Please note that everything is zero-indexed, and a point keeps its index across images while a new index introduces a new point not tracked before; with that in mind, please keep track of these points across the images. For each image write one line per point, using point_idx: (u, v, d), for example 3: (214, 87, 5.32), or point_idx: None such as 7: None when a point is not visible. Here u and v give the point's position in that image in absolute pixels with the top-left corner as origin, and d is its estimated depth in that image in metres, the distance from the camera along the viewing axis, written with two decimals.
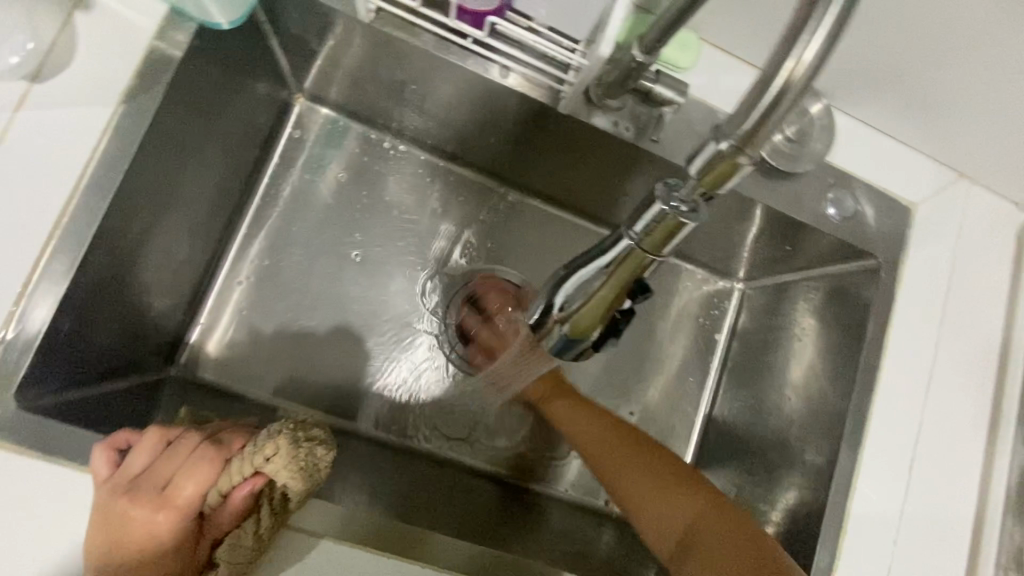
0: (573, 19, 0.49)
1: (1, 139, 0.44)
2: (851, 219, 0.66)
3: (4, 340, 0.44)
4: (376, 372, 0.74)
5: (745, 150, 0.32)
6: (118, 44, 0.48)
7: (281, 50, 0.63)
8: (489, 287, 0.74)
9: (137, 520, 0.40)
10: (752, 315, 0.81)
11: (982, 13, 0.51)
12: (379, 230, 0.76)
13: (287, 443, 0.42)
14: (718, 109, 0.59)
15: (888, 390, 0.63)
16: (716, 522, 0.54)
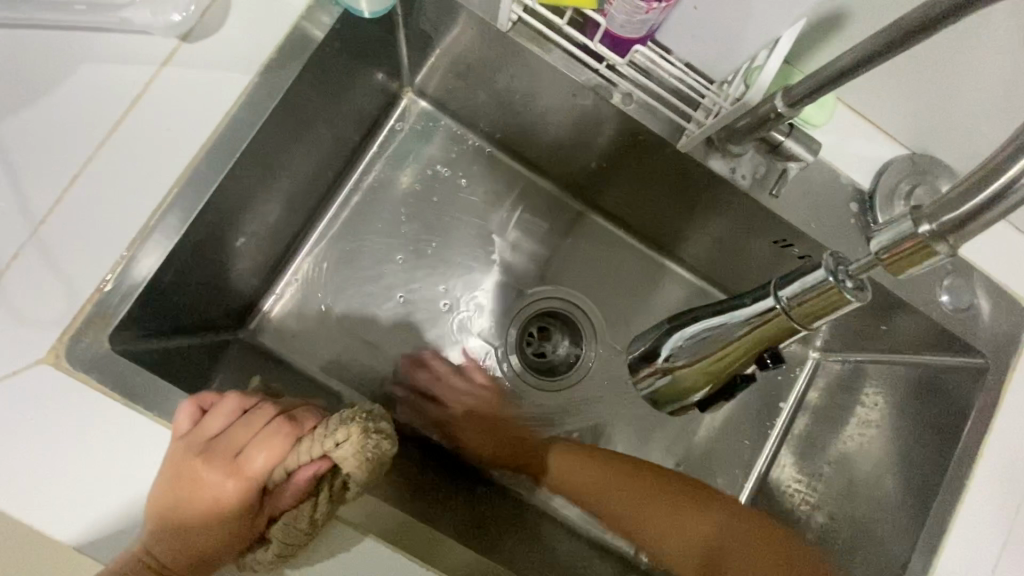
0: (716, 57, 0.48)
1: (144, 91, 0.46)
2: (964, 311, 0.61)
3: (108, 282, 0.45)
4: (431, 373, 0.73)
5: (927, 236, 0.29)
6: (267, 18, 0.49)
7: (405, 43, 0.64)
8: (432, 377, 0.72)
9: (209, 481, 0.41)
10: (825, 390, 0.76)
11: None
12: (459, 232, 0.76)
13: (358, 432, 0.40)
14: (842, 173, 0.56)
15: (979, 496, 0.57)
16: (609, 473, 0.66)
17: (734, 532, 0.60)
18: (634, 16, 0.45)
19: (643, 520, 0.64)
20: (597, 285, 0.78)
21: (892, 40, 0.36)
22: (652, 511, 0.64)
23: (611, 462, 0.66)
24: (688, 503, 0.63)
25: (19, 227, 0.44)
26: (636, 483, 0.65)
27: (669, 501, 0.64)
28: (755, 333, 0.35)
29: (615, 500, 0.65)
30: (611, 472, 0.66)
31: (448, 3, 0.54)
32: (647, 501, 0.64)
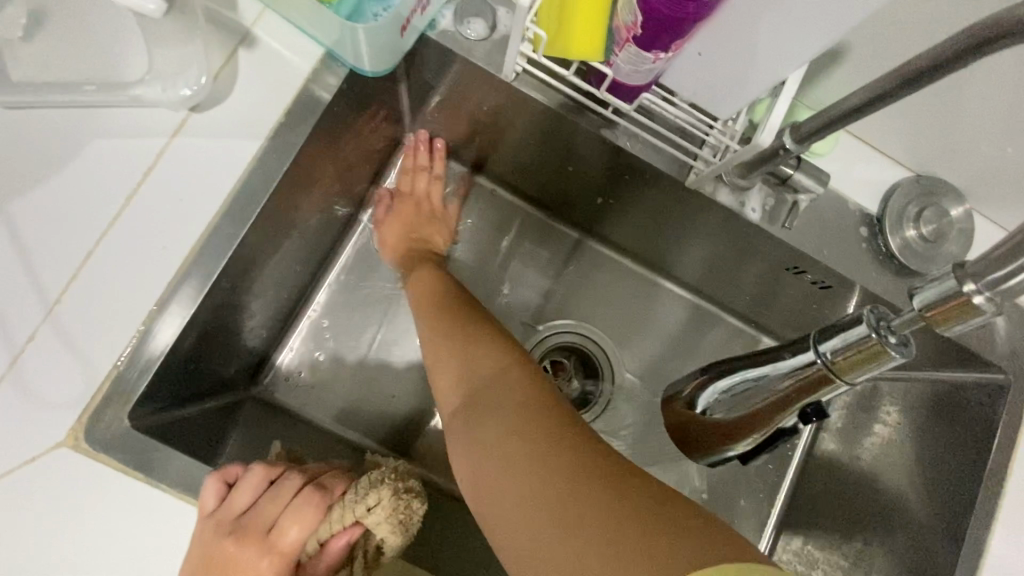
0: (720, 99, 0.48)
1: (155, 163, 0.46)
2: (981, 326, 0.61)
3: (124, 360, 0.44)
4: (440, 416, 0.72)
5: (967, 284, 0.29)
6: (275, 83, 0.49)
7: (407, 92, 0.64)
8: (422, 153, 0.72)
9: (241, 562, 0.39)
10: (844, 409, 0.75)
11: None
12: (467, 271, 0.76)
13: (389, 495, 0.40)
14: (850, 199, 0.57)
15: (1010, 517, 0.56)
16: (505, 390, 0.46)
17: (537, 414, 0.43)
18: (640, 65, 0.45)
19: (455, 378, 0.51)
20: (608, 317, 0.77)
21: (902, 83, 0.36)
22: (471, 360, 0.51)
23: (495, 329, 0.54)
24: (516, 372, 0.48)
25: (33, 308, 0.43)
26: (486, 341, 0.52)
27: (497, 358, 0.50)
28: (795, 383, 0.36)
29: (453, 348, 0.53)
30: (489, 334, 0.53)
31: (450, 57, 0.55)
32: (472, 351, 0.52)
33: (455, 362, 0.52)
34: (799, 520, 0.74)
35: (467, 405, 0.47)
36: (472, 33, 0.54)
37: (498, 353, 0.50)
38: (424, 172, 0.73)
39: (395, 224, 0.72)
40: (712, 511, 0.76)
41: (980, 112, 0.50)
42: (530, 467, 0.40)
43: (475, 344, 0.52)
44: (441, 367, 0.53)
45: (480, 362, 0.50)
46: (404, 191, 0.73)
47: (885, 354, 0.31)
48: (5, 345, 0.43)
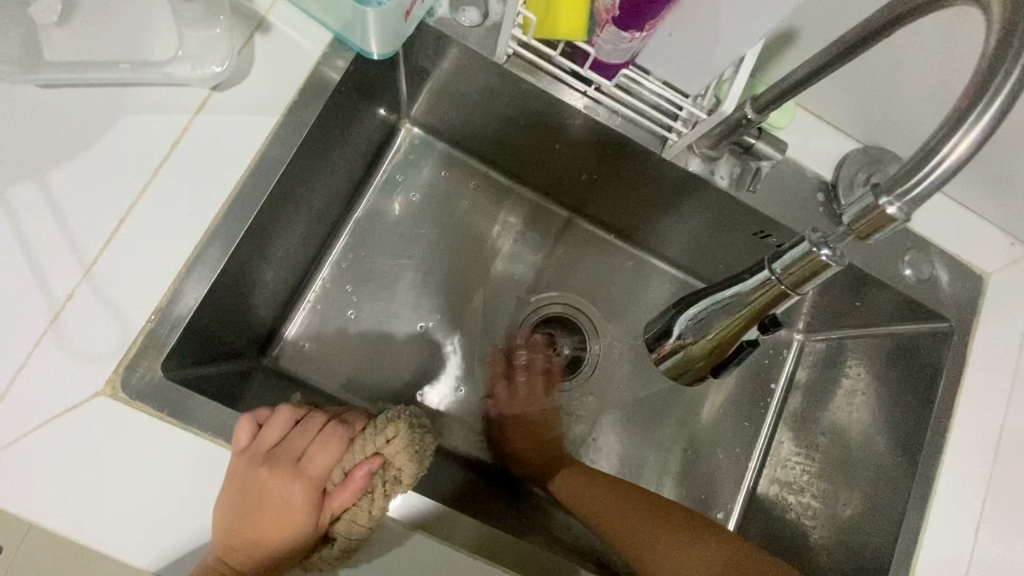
0: (690, 75, 0.55)
1: (181, 137, 0.50)
2: (927, 282, 0.68)
3: (158, 314, 0.48)
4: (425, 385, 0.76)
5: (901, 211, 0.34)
6: (289, 64, 0.54)
7: (405, 79, 0.69)
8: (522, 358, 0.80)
9: (275, 486, 0.47)
10: (811, 367, 0.83)
11: None
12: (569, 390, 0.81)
13: (405, 428, 0.47)
14: (807, 167, 0.63)
15: (957, 452, 0.64)
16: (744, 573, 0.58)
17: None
18: (618, 44, 0.51)
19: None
20: (595, 289, 0.83)
21: (839, 51, 0.42)
22: (691, 572, 0.60)
23: (686, 528, 0.63)
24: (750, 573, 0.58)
25: (72, 269, 0.47)
26: (680, 546, 0.62)
27: (709, 562, 0.60)
28: (758, 301, 0.41)
29: (648, 553, 0.63)
30: (685, 540, 0.62)
31: (446, 42, 0.60)
32: (701, 561, 0.60)
33: (676, 574, 0.61)
34: (773, 470, 0.81)
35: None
36: (466, 19, 0.59)
37: (688, 553, 0.61)
38: (522, 370, 0.79)
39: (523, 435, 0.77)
40: (695, 465, 0.82)
41: (914, 86, 0.57)
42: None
43: (654, 548, 0.63)
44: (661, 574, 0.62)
45: (671, 555, 0.62)
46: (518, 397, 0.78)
47: (826, 265, 0.37)
48: (46, 303, 0.46)
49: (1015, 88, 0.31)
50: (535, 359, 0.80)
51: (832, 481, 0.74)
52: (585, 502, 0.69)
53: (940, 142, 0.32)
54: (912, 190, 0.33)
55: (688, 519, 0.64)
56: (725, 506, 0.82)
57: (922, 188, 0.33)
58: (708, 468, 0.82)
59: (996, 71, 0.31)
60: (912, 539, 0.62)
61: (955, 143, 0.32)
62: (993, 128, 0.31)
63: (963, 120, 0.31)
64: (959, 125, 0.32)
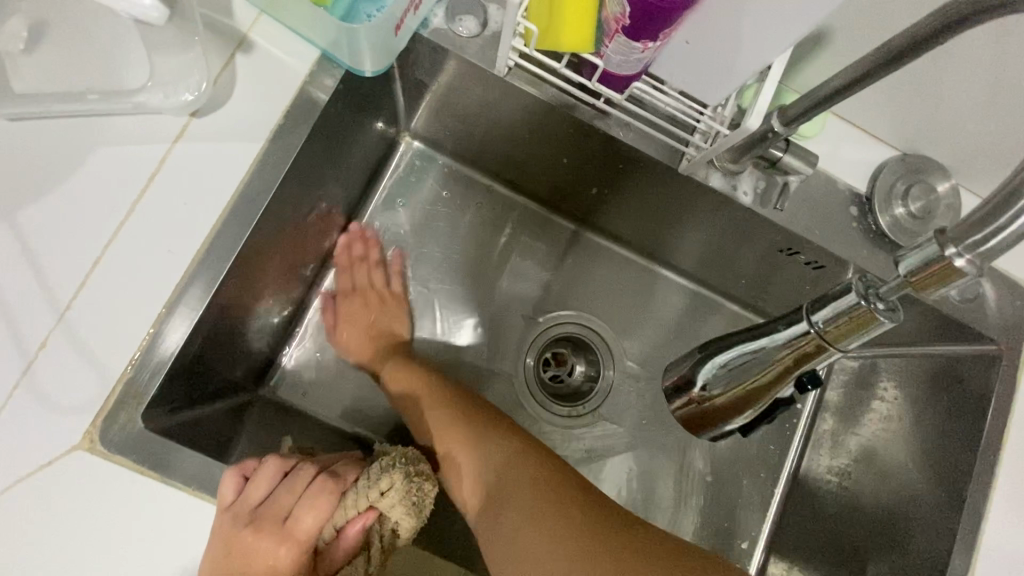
0: (709, 85, 0.50)
1: (158, 169, 0.47)
2: (972, 301, 0.63)
3: (136, 361, 0.45)
4: None
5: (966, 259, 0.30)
6: (273, 85, 0.50)
7: (402, 92, 0.65)
8: (352, 245, 0.74)
9: (260, 548, 0.43)
10: (842, 388, 0.76)
11: None
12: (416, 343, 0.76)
13: (400, 479, 0.44)
14: (839, 179, 0.58)
15: (1008, 488, 0.58)
16: (526, 488, 0.56)
17: (542, 493, 0.55)
18: (630, 56, 0.47)
19: (472, 477, 0.59)
20: (608, 306, 0.78)
21: (884, 63, 0.37)
22: (476, 463, 0.59)
23: (483, 419, 0.61)
24: (520, 457, 0.58)
25: (45, 316, 0.44)
26: (478, 447, 0.60)
27: (497, 452, 0.59)
28: (792, 356, 0.37)
29: (451, 448, 0.61)
30: (485, 433, 0.60)
31: (444, 55, 0.56)
32: (472, 449, 0.60)
33: (463, 467, 0.60)
34: (802, 496, 0.76)
35: (487, 506, 0.57)
36: (463, 30, 0.55)
37: (481, 453, 0.59)
38: (364, 264, 0.74)
39: (354, 328, 0.73)
40: (716, 493, 0.77)
41: (962, 92, 0.51)
42: (533, 539, 0.53)
43: (461, 447, 0.60)
44: (461, 464, 0.60)
45: (476, 455, 0.59)
46: (351, 291, 0.74)
47: (876, 320, 0.33)
48: (18, 353, 0.43)
49: None
50: (358, 249, 0.74)
51: (871, 517, 0.68)
52: (402, 384, 0.67)
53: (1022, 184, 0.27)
54: (985, 241, 0.29)
55: (494, 418, 0.62)
56: (749, 535, 0.76)
57: (996, 243, 0.28)
58: (730, 497, 0.77)
59: None
60: None
61: None
62: None
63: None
64: None
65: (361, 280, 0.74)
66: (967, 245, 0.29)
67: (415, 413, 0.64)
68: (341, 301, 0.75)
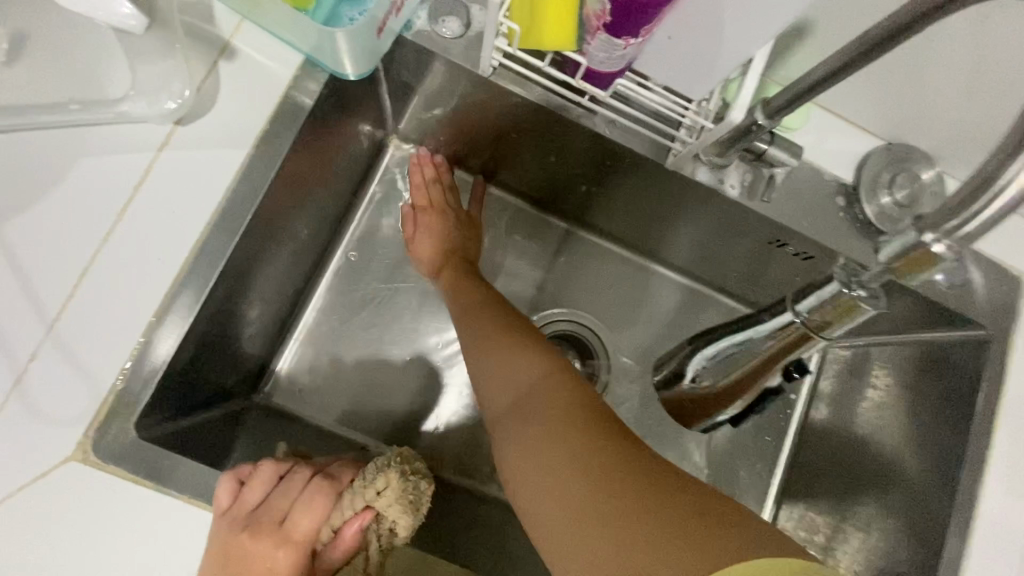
0: (693, 80, 0.50)
1: (144, 177, 0.47)
2: (961, 287, 0.63)
3: (126, 371, 0.45)
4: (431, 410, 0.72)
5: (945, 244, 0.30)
6: (257, 91, 0.50)
7: (388, 94, 0.65)
8: (426, 166, 0.73)
9: (257, 552, 0.42)
10: (835, 377, 0.78)
11: None
12: None
13: (397, 477, 0.44)
14: (825, 170, 0.58)
15: (1001, 470, 0.59)
16: (555, 396, 0.47)
17: (572, 419, 0.45)
18: (612, 53, 0.47)
19: (502, 385, 0.52)
20: (600, 303, 0.79)
21: (862, 54, 0.38)
22: (509, 371, 0.52)
23: (524, 333, 0.55)
24: (557, 376, 0.49)
25: (33, 328, 0.44)
26: (512, 349, 0.53)
27: (533, 367, 0.51)
28: (778, 346, 0.37)
29: (484, 351, 0.55)
30: (526, 344, 0.53)
31: (428, 57, 0.56)
32: (505, 355, 0.53)
33: (495, 372, 0.53)
34: (800, 483, 0.78)
35: (514, 412, 0.49)
36: (446, 30, 0.55)
37: (514, 357, 0.53)
38: (439, 185, 0.73)
39: (431, 239, 0.72)
40: (712, 485, 0.77)
41: (943, 81, 0.52)
42: (553, 454, 0.43)
43: (490, 350, 0.55)
44: (489, 366, 0.54)
45: (509, 362, 0.53)
46: (429, 205, 0.73)
47: (859, 305, 0.32)
48: (6, 366, 0.43)
49: None
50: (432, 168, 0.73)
51: (864, 504, 0.68)
52: (457, 297, 0.65)
53: (998, 169, 0.27)
54: (961, 224, 0.29)
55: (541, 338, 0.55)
56: None
57: (973, 226, 0.29)
58: (727, 489, 0.78)
59: None
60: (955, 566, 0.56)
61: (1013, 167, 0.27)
62: None
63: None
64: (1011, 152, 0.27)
65: (440, 198, 0.73)
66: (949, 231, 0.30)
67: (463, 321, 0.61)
68: (420, 214, 0.73)
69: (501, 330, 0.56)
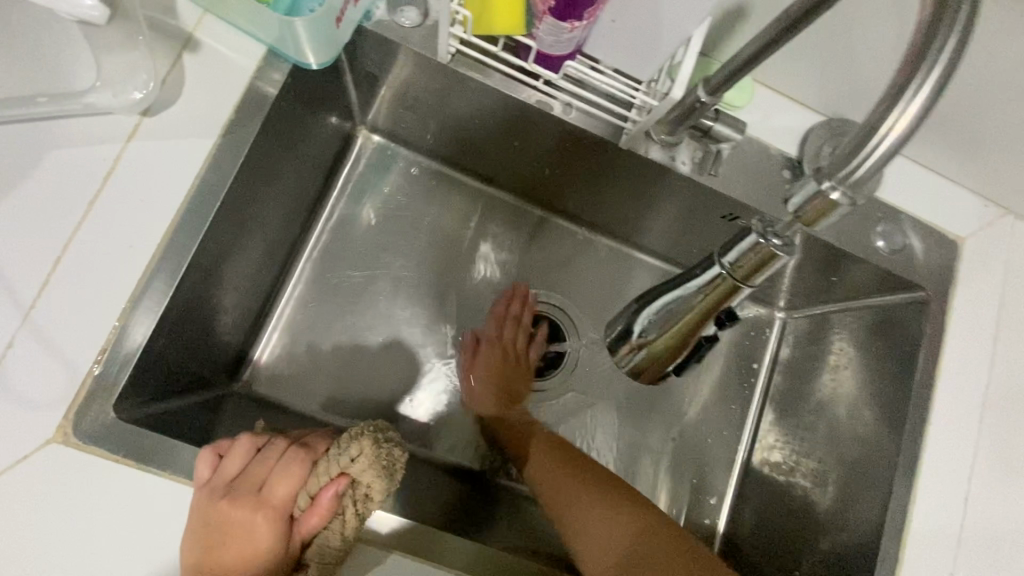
0: (640, 61, 0.53)
1: (113, 167, 0.48)
2: (900, 252, 0.67)
3: (104, 354, 0.46)
4: (408, 394, 0.74)
5: (848, 192, 0.33)
6: (222, 82, 0.52)
7: (353, 85, 0.67)
8: (510, 304, 0.78)
9: (237, 518, 0.45)
10: (796, 345, 0.82)
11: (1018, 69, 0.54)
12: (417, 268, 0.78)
13: (370, 444, 0.46)
14: (771, 146, 0.62)
15: (942, 421, 0.63)
16: (656, 552, 0.59)
17: (684, 564, 0.58)
18: (560, 36, 0.51)
19: (596, 546, 0.62)
20: (569, 284, 0.81)
21: (783, 29, 0.41)
22: (601, 534, 0.63)
23: (607, 484, 0.66)
24: (648, 530, 0.62)
25: (8, 316, 0.45)
26: (603, 514, 0.63)
27: (620, 533, 0.62)
28: (709, 298, 0.41)
29: (571, 502, 0.65)
30: (616, 499, 0.64)
31: (388, 45, 0.58)
32: (594, 516, 0.64)
33: (589, 532, 0.63)
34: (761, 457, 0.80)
35: (627, 564, 0.60)
36: (406, 20, 0.57)
37: (602, 518, 0.63)
38: (516, 323, 0.78)
39: (486, 374, 0.75)
40: (682, 455, 0.81)
41: (871, 55, 0.55)
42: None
43: (577, 502, 0.65)
44: (581, 523, 0.64)
45: (604, 527, 0.63)
46: (496, 343, 0.76)
47: (775, 254, 0.37)
48: None
49: (946, 73, 0.30)
50: (512, 308, 0.78)
51: (822, 464, 0.72)
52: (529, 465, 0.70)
53: (880, 120, 0.31)
54: (853, 171, 0.33)
55: (618, 483, 0.66)
56: (718, 491, 0.81)
57: (865, 170, 0.32)
58: (696, 458, 0.81)
59: (933, 38, 0.30)
60: (902, 512, 0.61)
61: (894, 120, 0.31)
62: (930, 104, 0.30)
63: (906, 89, 0.30)
64: (890, 113, 0.31)
65: (512, 343, 0.77)
66: (843, 179, 0.33)
67: (535, 459, 0.70)
68: (483, 343, 0.76)
69: (584, 485, 0.66)
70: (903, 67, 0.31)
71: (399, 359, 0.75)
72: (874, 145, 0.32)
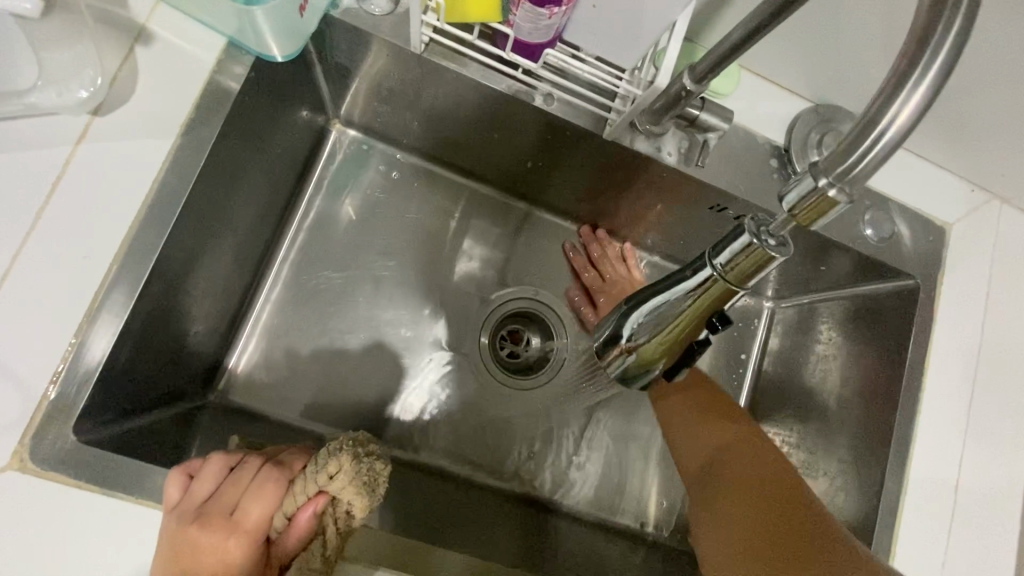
0: (622, 49, 0.51)
1: (63, 171, 0.45)
2: (888, 240, 0.66)
3: (61, 372, 0.44)
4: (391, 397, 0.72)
5: (846, 188, 0.31)
6: (179, 77, 0.48)
7: (323, 77, 0.64)
8: (592, 249, 0.79)
9: (206, 543, 0.42)
10: (784, 334, 0.79)
11: (1007, 53, 0.53)
12: (396, 266, 0.75)
13: (348, 459, 0.42)
14: (758, 134, 0.60)
15: (931, 410, 0.63)
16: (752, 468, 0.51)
17: (765, 493, 0.49)
18: (538, 23, 0.48)
19: (698, 440, 0.55)
20: (552, 279, 0.80)
21: (771, 15, 0.39)
22: (700, 434, 0.55)
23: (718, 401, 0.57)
24: (747, 450, 0.52)
25: None
26: (706, 420, 0.56)
27: (720, 434, 0.55)
28: (699, 301, 0.39)
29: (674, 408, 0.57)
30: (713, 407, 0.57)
31: (359, 36, 0.55)
32: (720, 422, 0.55)
33: (684, 430, 0.56)
34: None
35: (704, 476, 0.53)
36: (376, 8, 0.55)
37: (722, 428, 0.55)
38: (610, 262, 0.78)
39: None
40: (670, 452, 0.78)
41: (858, 41, 0.54)
42: (748, 519, 0.47)
43: (680, 408, 0.57)
44: (681, 425, 0.57)
45: (708, 430, 0.55)
46: (612, 288, 0.77)
47: (769, 255, 0.35)
48: None
49: (943, 67, 0.29)
50: (596, 252, 0.79)
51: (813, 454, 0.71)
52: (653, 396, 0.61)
53: (879, 111, 0.30)
54: (852, 166, 0.31)
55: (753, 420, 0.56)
56: None
57: (863, 166, 0.30)
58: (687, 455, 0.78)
59: (930, 29, 0.29)
60: (894, 502, 0.61)
61: (893, 112, 0.29)
62: (931, 96, 0.29)
63: (903, 83, 0.29)
64: (889, 105, 0.29)
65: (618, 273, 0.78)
66: (839, 173, 0.31)
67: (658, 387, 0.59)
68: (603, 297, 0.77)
69: (697, 389, 0.58)
70: (900, 59, 0.30)
71: (380, 361, 0.72)
72: (873, 139, 0.30)
